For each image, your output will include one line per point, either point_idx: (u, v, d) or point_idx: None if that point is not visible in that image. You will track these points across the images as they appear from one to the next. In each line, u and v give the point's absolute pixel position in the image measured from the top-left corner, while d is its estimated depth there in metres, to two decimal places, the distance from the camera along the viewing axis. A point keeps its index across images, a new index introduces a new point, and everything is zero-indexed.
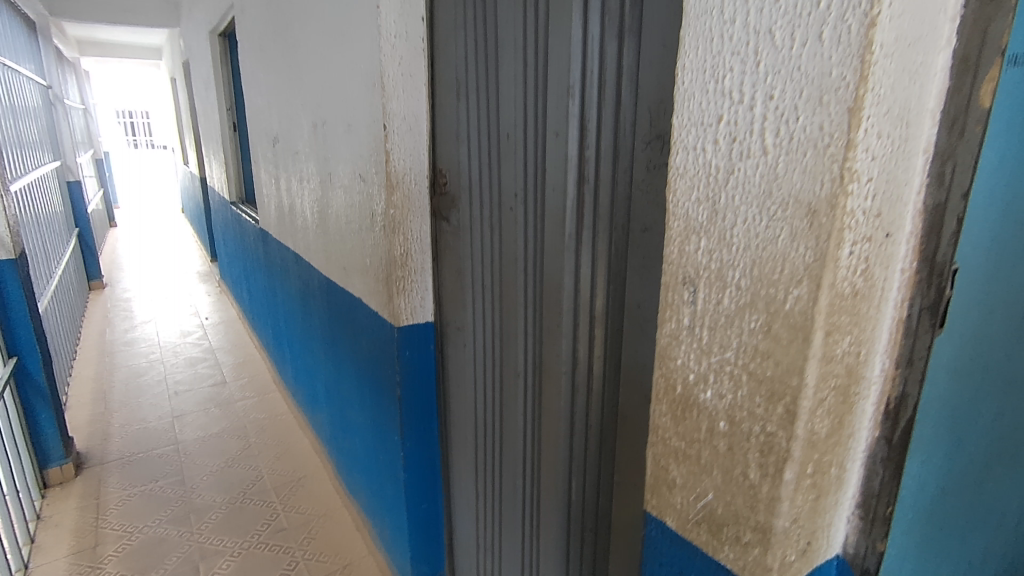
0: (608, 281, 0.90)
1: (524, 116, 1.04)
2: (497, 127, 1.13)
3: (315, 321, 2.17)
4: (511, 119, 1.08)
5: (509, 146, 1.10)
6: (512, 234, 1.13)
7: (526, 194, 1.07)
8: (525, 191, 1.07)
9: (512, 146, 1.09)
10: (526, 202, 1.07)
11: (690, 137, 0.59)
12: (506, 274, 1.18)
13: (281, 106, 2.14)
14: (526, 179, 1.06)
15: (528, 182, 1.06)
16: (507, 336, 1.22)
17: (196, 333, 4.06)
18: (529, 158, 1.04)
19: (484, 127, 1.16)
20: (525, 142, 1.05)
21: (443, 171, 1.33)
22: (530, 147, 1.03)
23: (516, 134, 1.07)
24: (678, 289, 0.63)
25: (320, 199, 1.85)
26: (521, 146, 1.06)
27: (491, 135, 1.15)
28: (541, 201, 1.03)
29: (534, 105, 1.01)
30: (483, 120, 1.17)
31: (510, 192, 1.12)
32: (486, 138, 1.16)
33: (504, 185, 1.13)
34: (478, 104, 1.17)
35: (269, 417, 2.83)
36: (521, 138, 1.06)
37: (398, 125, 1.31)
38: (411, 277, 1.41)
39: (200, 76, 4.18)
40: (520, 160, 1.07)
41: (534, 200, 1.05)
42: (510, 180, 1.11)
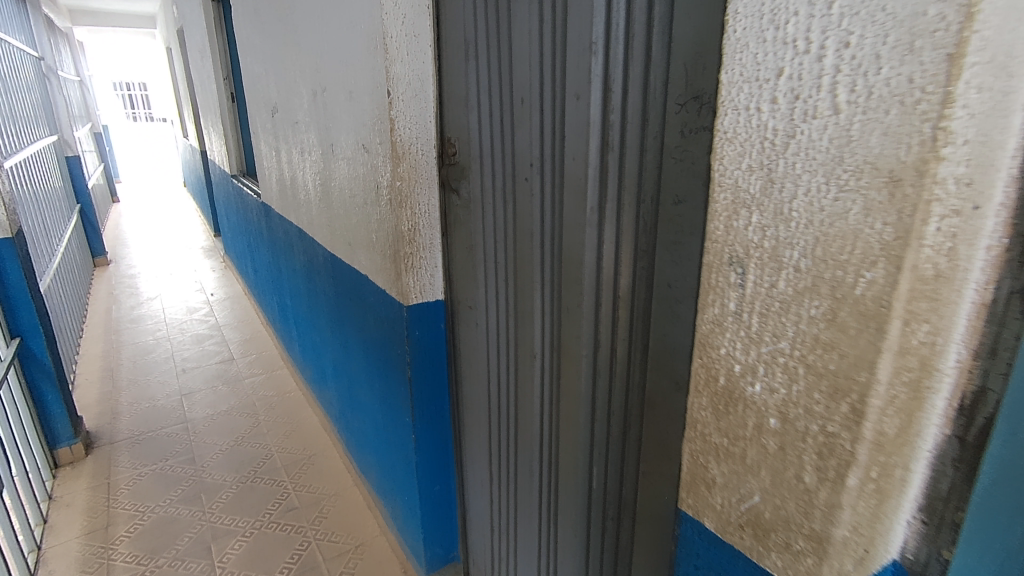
0: (635, 258, 0.83)
1: (540, 77, 0.95)
2: (510, 90, 1.04)
3: (321, 298, 2.11)
4: (525, 81, 0.99)
5: (524, 111, 1.01)
6: (528, 207, 1.06)
7: (543, 163, 0.99)
8: (542, 160, 0.99)
9: (527, 111, 1.00)
10: (543, 173, 0.99)
11: (740, 95, 0.52)
12: (522, 250, 1.11)
13: (279, 74, 2.04)
14: (542, 147, 0.98)
15: (545, 150, 0.97)
16: (523, 315, 1.15)
17: (202, 309, 4.04)
18: (546, 123, 0.96)
19: (495, 90, 1.08)
20: (542, 106, 0.96)
21: (451, 139, 1.25)
22: (548, 111, 0.95)
23: (532, 97, 0.99)
24: (723, 271, 0.56)
25: (323, 172, 1.78)
26: (538, 111, 0.98)
27: (504, 99, 1.06)
28: (560, 171, 0.95)
29: (551, 64, 0.92)
30: (494, 83, 1.08)
31: (525, 162, 1.04)
32: (499, 103, 1.08)
33: (519, 153, 1.05)
34: (489, 66, 1.08)
35: (278, 395, 2.81)
36: (537, 101, 0.97)
37: (403, 91, 1.22)
38: (420, 253, 1.34)
39: (196, 45, 4.05)
40: (536, 125, 0.99)
41: (552, 170, 0.97)
42: (525, 149, 1.03)
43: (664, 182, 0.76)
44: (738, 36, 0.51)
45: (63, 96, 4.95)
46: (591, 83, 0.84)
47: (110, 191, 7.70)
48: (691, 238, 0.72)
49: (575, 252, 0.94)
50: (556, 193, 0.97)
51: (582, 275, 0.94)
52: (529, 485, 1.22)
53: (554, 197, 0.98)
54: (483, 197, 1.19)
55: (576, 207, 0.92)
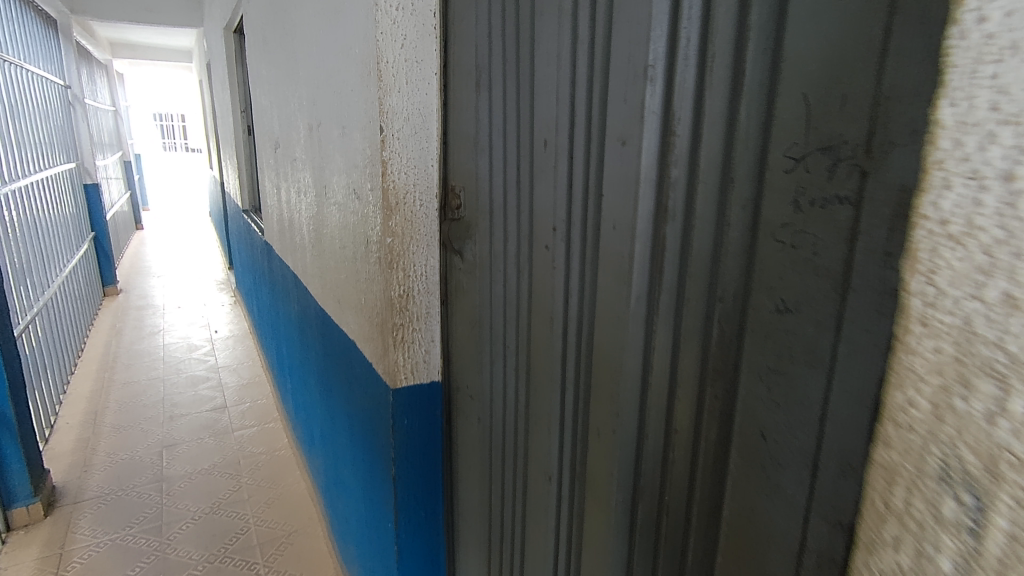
0: (703, 379, 0.56)
1: (571, 114, 0.70)
2: (531, 131, 0.79)
3: (311, 353, 1.87)
4: (551, 120, 0.74)
5: (549, 157, 0.76)
6: (549, 283, 0.79)
7: (570, 228, 0.73)
8: (570, 224, 0.73)
9: (552, 158, 0.75)
10: (570, 241, 0.73)
11: (996, 155, 0.23)
12: (538, 336, 0.84)
13: (281, 106, 1.86)
14: (571, 207, 0.72)
15: (574, 211, 0.71)
16: (537, 420, 0.88)
17: (204, 347, 3.86)
18: (576, 176, 0.70)
19: (513, 130, 0.83)
20: (572, 152, 0.71)
21: (456, 187, 1.00)
22: (580, 159, 0.69)
23: (559, 140, 0.73)
24: (933, 492, 0.27)
25: (316, 217, 1.56)
26: (566, 158, 0.72)
27: (523, 143, 0.81)
28: (593, 241, 0.69)
29: (586, 96, 0.67)
30: (512, 122, 0.83)
31: (547, 223, 0.78)
32: (517, 146, 0.83)
33: (540, 212, 0.79)
34: (506, 99, 0.84)
35: (267, 452, 2.56)
36: (566, 146, 0.72)
37: (401, 128, 0.99)
38: (413, 325, 1.08)
39: (219, 78, 4.00)
40: (563, 177, 0.73)
41: (583, 238, 0.71)
42: (547, 207, 0.77)
43: (759, 275, 0.48)
44: (1008, 24, 0.23)
45: (90, 125, 4.95)
46: (642, 123, 0.58)
47: (136, 218, 7.76)
48: (811, 373, 0.44)
49: (612, 353, 0.67)
50: (588, 269, 0.70)
51: (620, 387, 0.66)
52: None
53: (585, 275, 0.71)
54: (492, 263, 0.93)
55: (615, 292, 0.65)
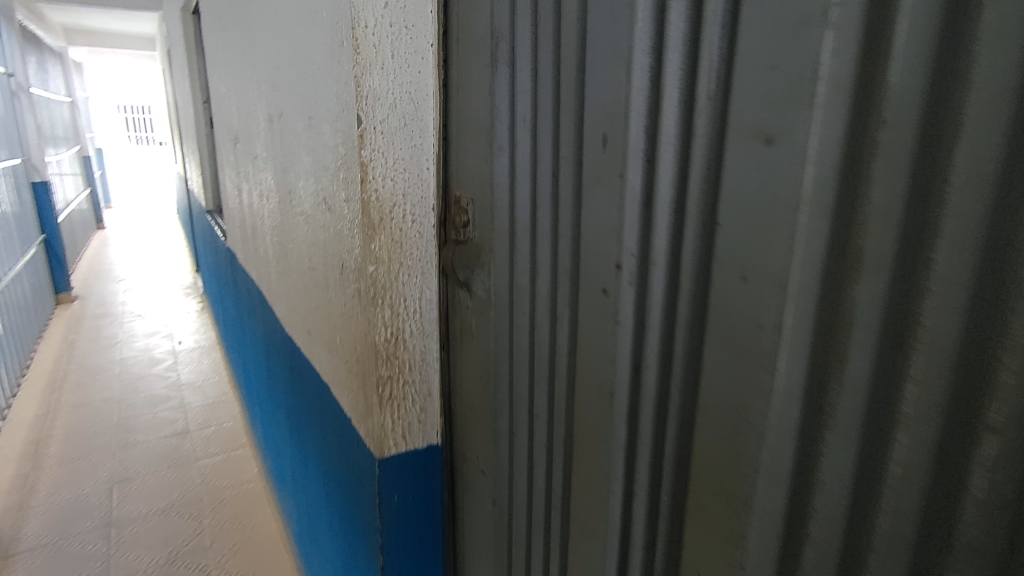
0: (930, 553, 0.32)
1: (652, 96, 0.46)
2: (579, 123, 0.54)
3: (280, 385, 1.62)
4: (613, 105, 0.49)
5: (609, 162, 0.51)
6: (607, 344, 0.55)
7: (647, 268, 0.49)
8: (649, 263, 0.49)
9: (615, 164, 0.50)
10: (650, 290, 0.49)
11: None
12: (584, 412, 0.60)
13: (238, 94, 1.58)
14: (650, 238, 0.48)
15: (658, 243, 0.47)
16: (580, 523, 0.64)
17: (167, 362, 3.56)
18: (663, 192, 0.46)
19: (547, 120, 0.58)
20: (653, 155, 0.47)
21: (457, 197, 0.74)
22: (671, 166, 0.45)
23: (627, 135, 0.48)
24: None
25: (280, 228, 1.30)
26: (642, 163, 0.48)
27: (564, 140, 0.56)
28: (694, 295, 0.44)
29: (683, 72, 0.43)
30: (544, 109, 0.59)
31: (605, 259, 0.53)
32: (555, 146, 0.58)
33: (593, 242, 0.55)
34: (536, 76, 0.59)
35: (234, 486, 2.31)
36: (642, 145, 0.47)
37: (385, 119, 0.73)
38: (406, 376, 0.83)
39: (179, 66, 3.68)
40: (638, 193, 0.49)
41: (672, 286, 0.47)
42: (605, 235, 0.53)
43: None
44: None
45: (39, 118, 4.58)
46: (810, 105, 0.34)
47: (96, 217, 7.32)
48: None
49: (727, 474, 0.43)
50: (682, 334, 0.46)
51: (745, 530, 0.42)
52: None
53: (676, 342, 0.47)
54: (513, 302, 0.69)
55: (735, 382, 0.41)
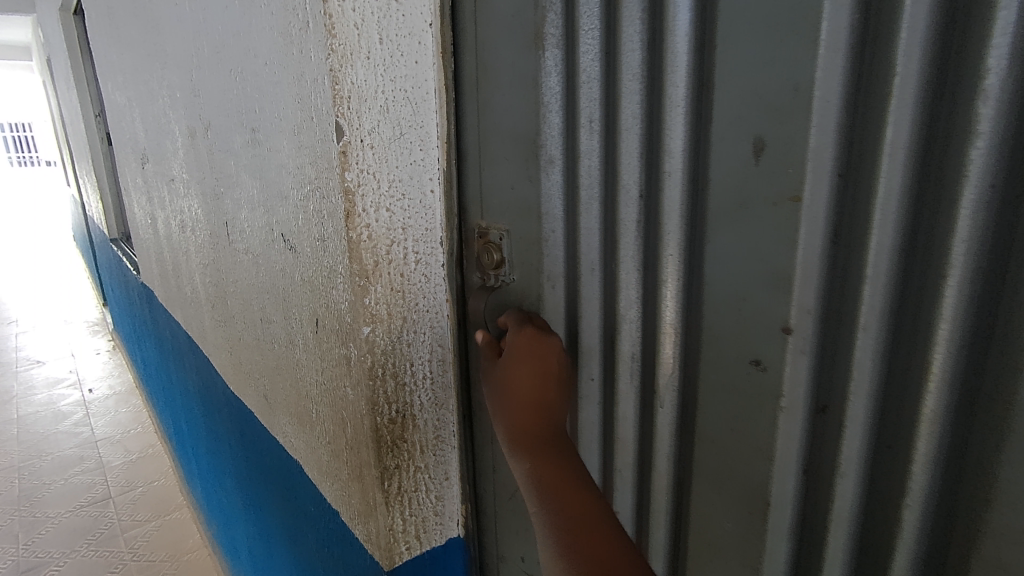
0: None
1: (853, 78, 0.32)
2: (698, 123, 0.39)
3: (225, 447, 1.37)
4: (772, 89, 0.34)
5: (763, 177, 0.36)
6: (756, 439, 0.41)
7: (840, 335, 0.35)
8: (847, 329, 0.35)
9: (773, 180, 0.35)
10: (850, 369, 0.35)
11: None
12: (707, 525, 0.46)
13: (143, 104, 1.31)
14: (847, 296, 0.34)
15: (868, 303, 0.34)
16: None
17: (76, 413, 3.11)
18: (881, 226, 0.32)
19: (636, 122, 0.43)
20: (856, 170, 0.33)
21: (483, 229, 0.57)
22: (898, 191, 0.31)
23: (805, 137, 0.33)
24: None
25: (215, 266, 1.06)
26: (831, 180, 0.33)
27: (668, 149, 0.41)
28: (952, 371, 0.32)
29: (929, 49, 0.29)
30: (630, 105, 0.43)
31: (753, 320, 0.39)
32: (647, 159, 0.43)
33: (723, 287, 0.40)
34: (618, 59, 0.43)
35: (171, 559, 2.05)
36: (833, 156, 0.33)
37: (375, 128, 0.53)
38: (417, 462, 0.64)
39: (63, 74, 3.20)
40: (821, 224, 0.34)
41: (890, 365, 0.34)
42: (757, 285, 0.38)
43: None
44: None
45: None
46: None
47: None
48: None
49: None
50: (924, 435, 0.34)
51: None
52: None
53: (908, 446, 0.34)
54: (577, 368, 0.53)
55: None
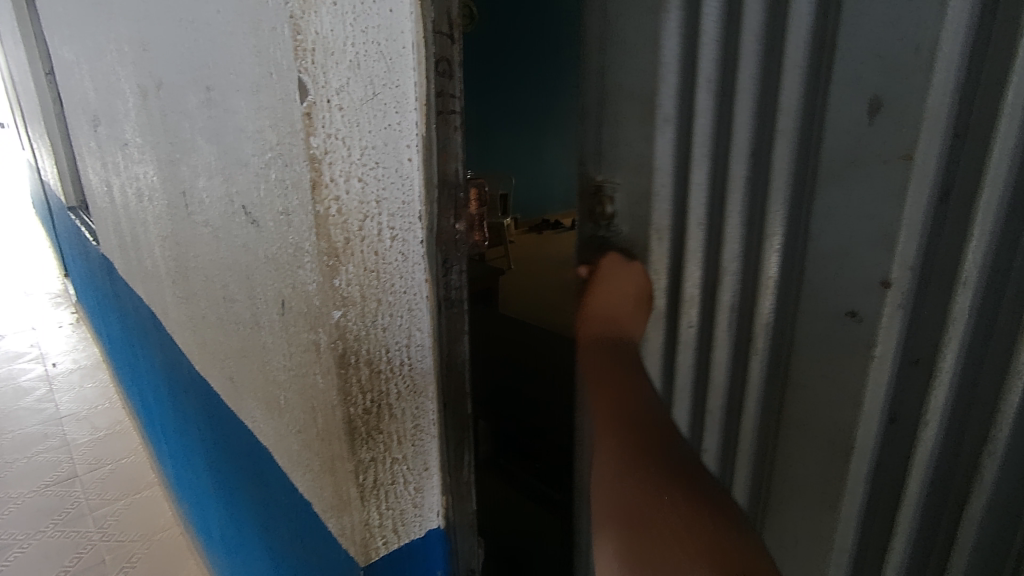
0: None
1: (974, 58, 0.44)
2: (813, 83, 0.50)
3: (193, 428, 1.32)
4: (896, 54, 0.46)
5: (884, 137, 0.48)
6: (854, 358, 0.54)
7: (948, 264, 0.49)
8: (956, 258, 0.49)
9: (886, 134, 0.48)
10: (956, 287, 0.49)
11: None
12: (804, 431, 0.59)
13: (91, 60, 1.20)
14: (955, 237, 0.49)
15: (975, 240, 0.48)
16: (789, 563, 0.66)
17: (38, 390, 2.99)
18: (993, 177, 0.46)
19: (755, 86, 0.53)
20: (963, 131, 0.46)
21: (597, 184, 0.64)
22: (1007, 154, 0.45)
23: (922, 101, 0.46)
24: None
25: (174, 239, 0.98)
26: (945, 138, 0.46)
27: (785, 108, 0.52)
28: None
29: None
30: (749, 71, 0.52)
31: (861, 258, 0.51)
32: (757, 115, 0.54)
33: (833, 233, 0.52)
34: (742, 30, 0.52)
35: (142, 539, 2.00)
36: (948, 122, 0.46)
37: (344, 86, 0.47)
38: (394, 454, 0.59)
39: (9, 29, 2.97)
40: (927, 176, 0.47)
41: (990, 282, 0.48)
42: (869, 229, 0.50)
43: None
44: None
45: None
46: None
47: None
48: None
49: None
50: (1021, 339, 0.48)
51: None
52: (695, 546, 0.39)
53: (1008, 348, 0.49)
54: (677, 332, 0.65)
55: None
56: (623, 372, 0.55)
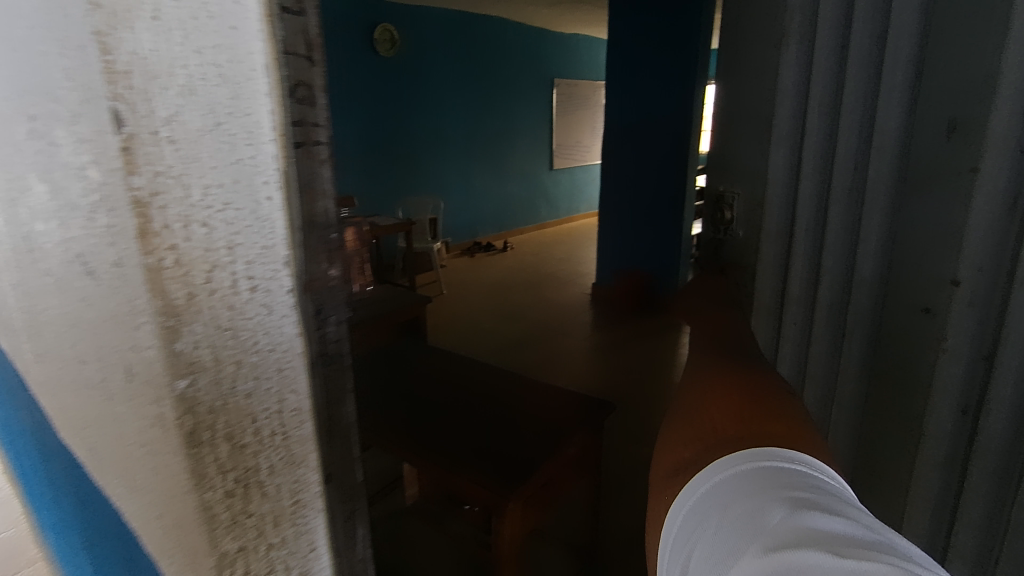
0: None
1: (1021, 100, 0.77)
2: (907, 119, 0.87)
3: (65, 501, 1.14)
4: (967, 100, 0.83)
5: (953, 158, 0.85)
6: (937, 288, 0.89)
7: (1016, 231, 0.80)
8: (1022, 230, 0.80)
9: (962, 150, 0.84)
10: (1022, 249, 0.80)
11: None
12: (900, 342, 0.94)
13: None
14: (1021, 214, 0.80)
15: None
16: (887, 443, 1.00)
17: None
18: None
19: (860, 123, 0.90)
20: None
21: (720, 192, 1.09)
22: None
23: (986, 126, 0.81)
24: None
25: None
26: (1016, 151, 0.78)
27: (881, 135, 0.89)
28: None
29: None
30: (849, 113, 0.90)
31: (948, 225, 0.87)
32: (861, 138, 0.91)
33: (916, 222, 0.89)
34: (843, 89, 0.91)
35: None
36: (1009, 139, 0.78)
37: (175, 116, 0.40)
38: (269, 539, 0.50)
39: None
40: (994, 176, 0.80)
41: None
42: (951, 206, 0.86)
43: None
44: None
45: None
46: None
47: None
48: None
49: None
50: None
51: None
52: (735, 433, 0.54)
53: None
54: (788, 294, 1.03)
55: None
56: (730, 334, 0.81)
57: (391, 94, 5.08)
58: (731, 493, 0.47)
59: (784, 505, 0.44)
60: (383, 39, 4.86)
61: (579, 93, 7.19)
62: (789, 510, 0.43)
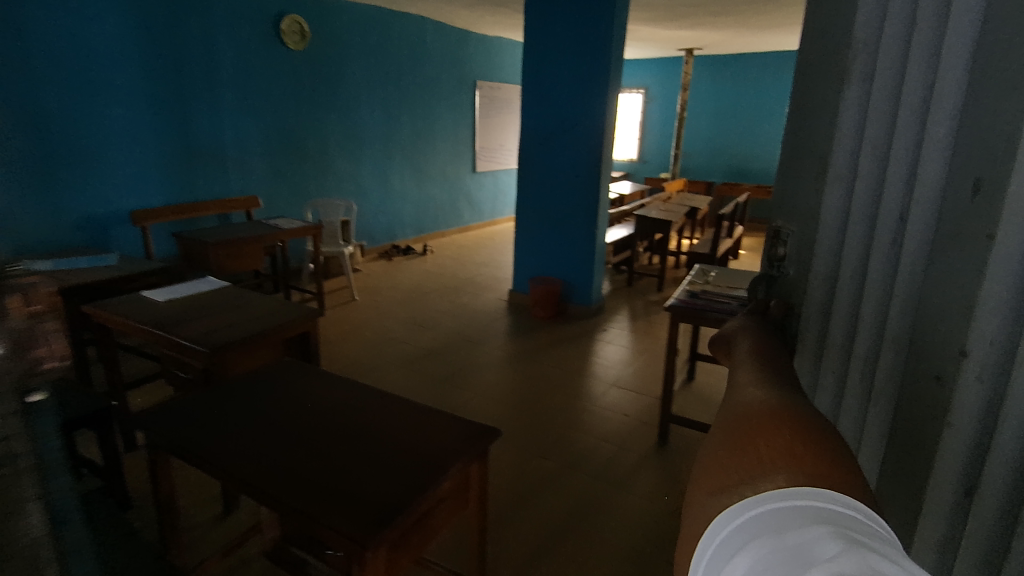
0: None
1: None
2: (948, 168, 0.80)
3: None
4: (989, 159, 0.74)
5: (970, 216, 0.77)
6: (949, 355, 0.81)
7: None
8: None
9: (982, 210, 0.75)
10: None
11: None
12: (917, 401, 0.86)
13: None
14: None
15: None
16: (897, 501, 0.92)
17: None
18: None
19: (906, 170, 0.86)
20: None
21: (778, 228, 1.08)
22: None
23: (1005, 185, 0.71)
24: None
25: None
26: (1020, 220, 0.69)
27: (921, 184, 0.83)
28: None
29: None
30: (897, 159, 0.86)
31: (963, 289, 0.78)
32: (906, 187, 0.86)
33: (937, 282, 0.82)
34: (893, 132, 0.86)
35: None
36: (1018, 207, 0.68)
37: None
38: None
39: None
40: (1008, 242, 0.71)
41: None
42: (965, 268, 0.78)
43: None
44: None
45: None
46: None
47: None
48: None
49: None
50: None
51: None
52: (790, 464, 0.45)
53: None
54: (831, 330, 1.00)
55: None
56: (769, 342, 0.81)
57: (300, 88, 4.80)
58: (776, 521, 0.38)
59: (838, 541, 0.35)
60: (291, 31, 4.60)
61: (502, 96, 7.14)
62: (841, 546, 0.34)
